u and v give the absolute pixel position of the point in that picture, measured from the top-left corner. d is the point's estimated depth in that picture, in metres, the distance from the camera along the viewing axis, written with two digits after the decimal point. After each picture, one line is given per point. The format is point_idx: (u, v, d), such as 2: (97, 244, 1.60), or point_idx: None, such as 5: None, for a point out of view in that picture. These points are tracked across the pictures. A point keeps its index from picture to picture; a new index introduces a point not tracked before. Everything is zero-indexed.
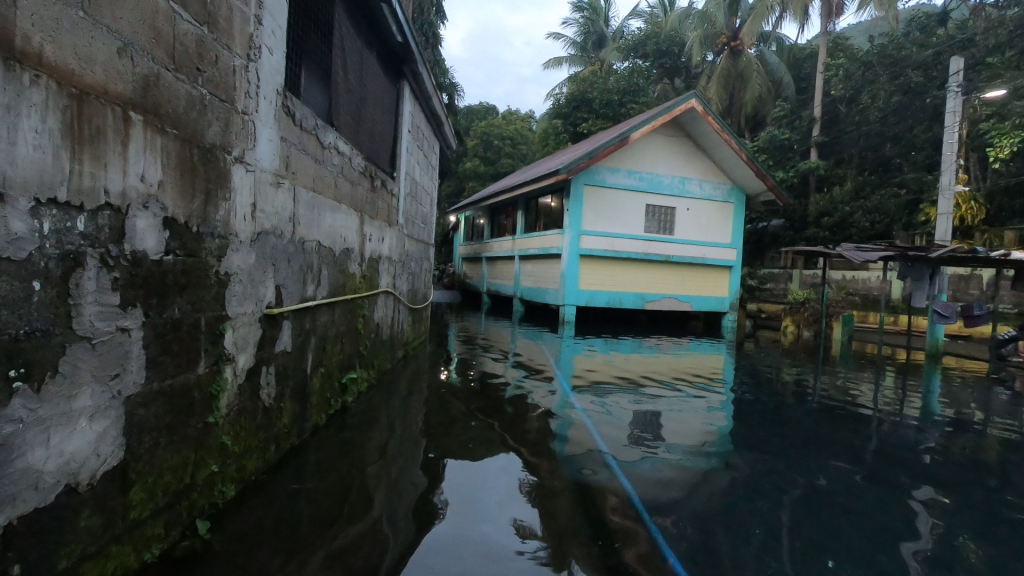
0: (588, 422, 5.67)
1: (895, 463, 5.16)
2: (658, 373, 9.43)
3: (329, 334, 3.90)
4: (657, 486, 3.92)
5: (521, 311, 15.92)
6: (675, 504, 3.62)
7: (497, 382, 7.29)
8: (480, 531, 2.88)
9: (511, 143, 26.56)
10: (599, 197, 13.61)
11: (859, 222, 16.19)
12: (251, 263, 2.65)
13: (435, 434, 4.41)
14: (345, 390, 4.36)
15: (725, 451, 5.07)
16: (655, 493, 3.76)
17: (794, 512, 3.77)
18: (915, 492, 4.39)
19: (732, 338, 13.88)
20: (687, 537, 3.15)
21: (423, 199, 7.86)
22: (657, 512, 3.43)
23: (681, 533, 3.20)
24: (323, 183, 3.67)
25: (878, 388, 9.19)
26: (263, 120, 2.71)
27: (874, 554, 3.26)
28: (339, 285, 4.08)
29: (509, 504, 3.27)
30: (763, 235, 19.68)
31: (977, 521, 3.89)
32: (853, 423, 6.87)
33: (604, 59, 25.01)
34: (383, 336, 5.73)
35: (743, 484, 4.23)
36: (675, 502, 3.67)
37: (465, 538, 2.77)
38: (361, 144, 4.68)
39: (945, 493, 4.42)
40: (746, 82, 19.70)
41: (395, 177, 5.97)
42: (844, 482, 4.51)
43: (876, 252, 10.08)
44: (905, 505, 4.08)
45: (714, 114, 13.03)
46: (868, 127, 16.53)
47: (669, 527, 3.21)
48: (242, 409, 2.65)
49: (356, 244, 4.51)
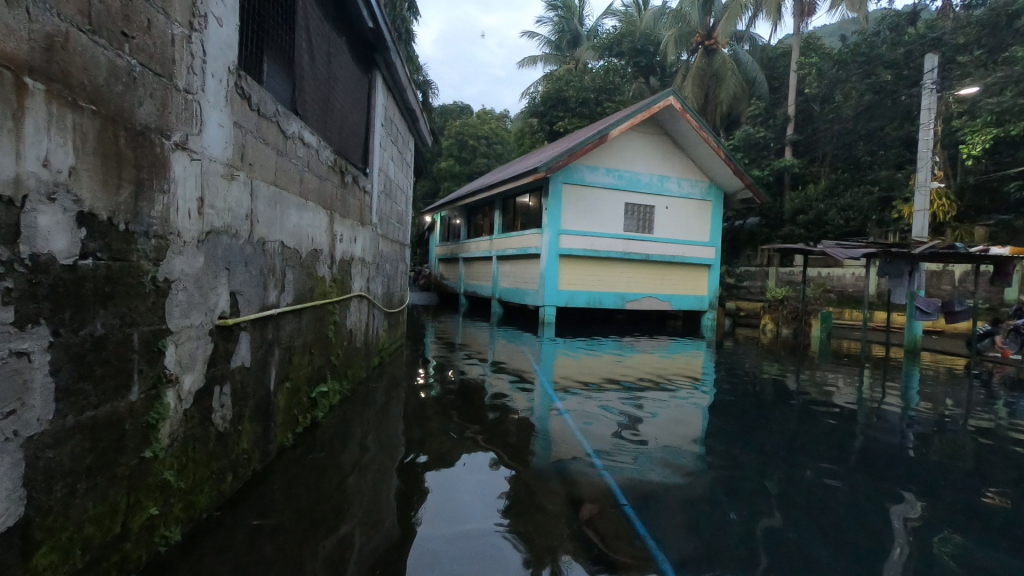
0: (574, 425, 5.38)
1: (890, 459, 5.01)
2: (640, 373, 9.23)
3: (296, 343, 3.53)
4: (651, 488, 3.65)
5: (500, 313, 15.59)
6: (673, 508, 3.36)
7: (478, 387, 6.97)
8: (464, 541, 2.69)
9: (486, 142, 26.24)
10: (578, 196, 13.38)
11: (833, 219, 16.30)
12: (199, 265, 2.29)
13: (415, 445, 4.07)
14: (315, 405, 3.98)
15: (717, 451, 4.86)
16: (649, 497, 3.50)
17: (796, 511, 3.54)
18: (912, 488, 4.24)
19: (711, 337, 13.78)
20: (690, 547, 2.90)
21: (398, 197, 7.50)
22: (653, 518, 3.18)
23: (682, 542, 2.94)
24: (286, 178, 3.30)
25: (859, 384, 9.13)
26: (212, 102, 2.34)
27: (883, 553, 3.05)
28: (306, 288, 3.71)
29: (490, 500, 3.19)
30: (739, 233, 19.73)
31: (976, 515, 3.75)
32: (838, 419, 6.76)
33: (579, 57, 24.85)
34: (356, 343, 5.35)
35: (741, 483, 4.00)
36: (672, 505, 3.41)
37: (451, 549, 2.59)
38: (330, 136, 4.30)
39: (940, 488, 4.28)
40: (721, 80, 19.75)
41: (368, 174, 5.60)
42: (841, 478, 4.33)
43: (860, 250, 10.02)
44: (903, 501, 3.92)
45: (692, 111, 12.91)
46: (841, 126, 16.66)
47: (668, 536, 2.95)
48: (190, 436, 2.28)
49: (326, 245, 4.14)
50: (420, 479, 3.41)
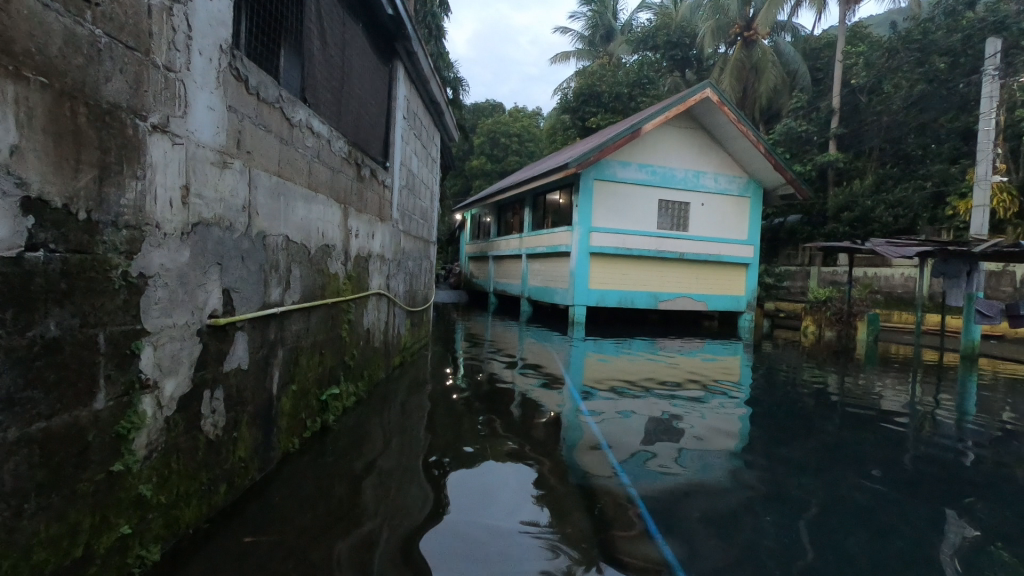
0: (600, 429, 5.08)
1: (949, 473, 4.54)
2: (674, 376, 8.83)
3: (303, 343, 3.34)
4: (680, 503, 3.34)
5: (529, 312, 15.34)
6: (702, 525, 3.05)
7: (503, 387, 6.73)
8: (494, 554, 2.53)
9: (518, 140, 26.00)
10: (609, 192, 13.00)
11: (881, 216, 15.47)
12: (183, 259, 2.10)
13: (431, 449, 3.86)
14: (326, 408, 3.79)
15: (753, 458, 4.50)
16: (676, 512, 3.20)
17: (845, 534, 3.17)
18: (974, 504, 3.83)
19: (749, 339, 13.24)
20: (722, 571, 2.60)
21: (422, 193, 7.32)
22: (683, 540, 2.87)
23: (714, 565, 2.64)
24: (292, 168, 3.10)
25: (909, 391, 8.54)
26: (199, 82, 2.16)
27: None
28: (315, 285, 3.53)
29: (518, 499, 3.16)
30: (779, 231, 18.99)
31: None
32: (887, 427, 6.27)
33: (612, 52, 24.35)
34: (375, 343, 5.17)
35: (781, 497, 3.65)
36: (703, 522, 3.11)
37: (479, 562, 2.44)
38: (345, 127, 4.12)
39: (1007, 507, 3.85)
40: (761, 72, 19.00)
41: (388, 167, 5.41)
42: (893, 492, 3.93)
43: (913, 247, 9.37)
44: (964, 518, 3.52)
45: (729, 104, 12.38)
46: (890, 118, 15.79)
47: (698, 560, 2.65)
48: (173, 446, 2.09)
49: (339, 240, 3.96)
50: (432, 487, 3.18)
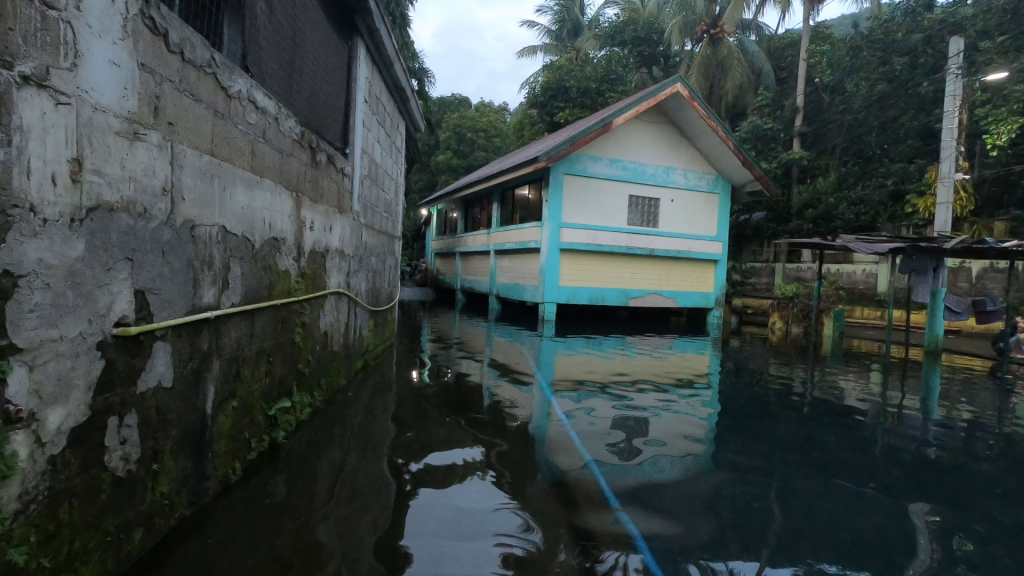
0: (578, 431, 4.71)
1: (937, 468, 4.38)
2: (647, 374, 8.60)
3: (244, 352, 2.87)
4: (673, 518, 3.02)
5: (498, 309, 14.96)
6: (698, 543, 2.74)
7: (474, 388, 6.32)
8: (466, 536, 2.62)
9: (485, 135, 25.56)
10: (580, 187, 12.72)
11: (844, 214, 15.69)
12: (77, 254, 1.64)
13: (398, 465, 3.44)
14: (275, 424, 3.32)
15: (741, 458, 4.23)
16: (668, 527, 2.88)
17: (855, 546, 2.89)
18: (965, 500, 3.66)
19: (717, 335, 13.21)
20: None
21: (385, 185, 6.83)
22: (680, 564, 2.55)
23: None
24: (229, 147, 2.63)
25: (876, 386, 8.55)
26: (97, 28, 1.70)
27: None
28: (260, 282, 3.05)
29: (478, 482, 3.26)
30: (745, 228, 19.14)
31: None
32: (862, 421, 6.17)
33: (580, 47, 24.11)
34: (334, 346, 4.70)
35: (778, 504, 3.37)
36: (700, 540, 2.79)
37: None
38: (297, 106, 3.66)
39: (1001, 502, 3.69)
40: (726, 70, 19.04)
41: (348, 155, 4.94)
42: (885, 491, 3.73)
43: (884, 244, 9.38)
44: (961, 518, 3.33)
45: (699, 99, 12.27)
46: (853, 117, 16.03)
47: None
48: (65, 490, 1.65)
49: (290, 233, 3.49)
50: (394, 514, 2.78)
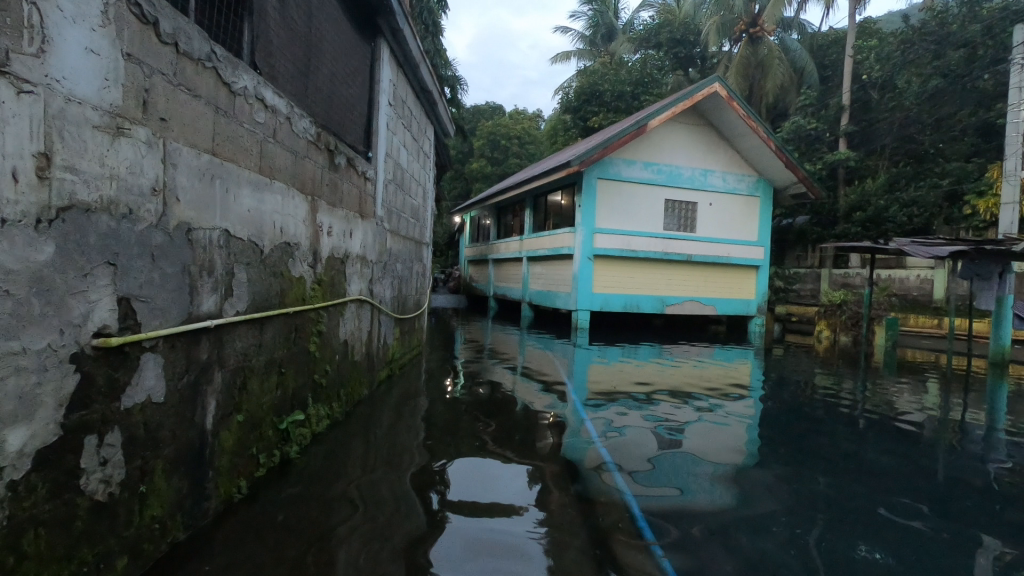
0: (612, 446, 4.41)
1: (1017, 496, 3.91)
2: (684, 384, 8.20)
3: (251, 362, 2.72)
4: (715, 556, 2.71)
5: (530, 316, 14.73)
6: None
7: (502, 396, 6.10)
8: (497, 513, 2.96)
9: (518, 142, 25.45)
10: (614, 192, 12.40)
11: (895, 216, 14.84)
12: (44, 258, 1.50)
13: (417, 484, 3.24)
14: (288, 439, 3.17)
15: (789, 482, 3.86)
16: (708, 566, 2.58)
17: None
18: None
19: (759, 344, 12.65)
20: None
21: (412, 190, 6.70)
22: None
23: None
24: (233, 146, 2.50)
25: (934, 399, 7.95)
26: (68, 10, 1.56)
27: None
28: (270, 289, 2.91)
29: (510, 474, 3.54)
30: (788, 232, 18.42)
31: None
32: (922, 437, 5.67)
33: (614, 51, 23.75)
34: (356, 355, 4.55)
35: (835, 541, 3.01)
36: None
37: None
38: (314, 108, 3.53)
39: None
40: (767, 70, 18.40)
41: (370, 159, 4.81)
42: (956, 525, 3.33)
43: (944, 247, 8.74)
44: None
45: (738, 99, 11.82)
46: (904, 114, 15.20)
47: None
48: (29, 518, 1.50)
49: (304, 238, 3.35)
50: (408, 542, 2.57)
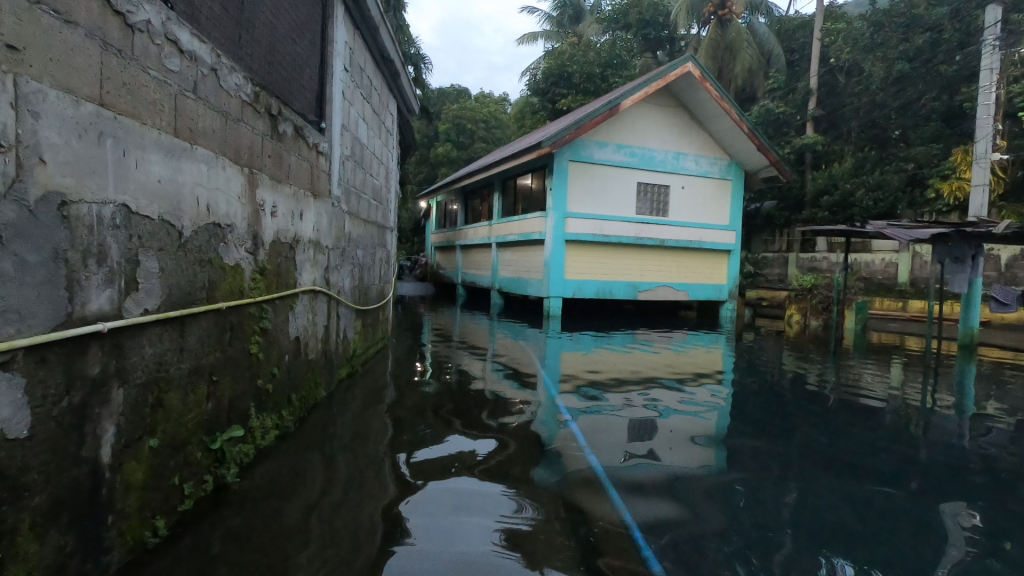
0: (595, 438, 3.96)
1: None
2: (662, 370, 7.88)
3: (167, 372, 2.17)
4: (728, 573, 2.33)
5: (500, 304, 14.29)
6: None
7: (475, 388, 5.65)
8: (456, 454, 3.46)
9: (485, 126, 24.79)
10: (586, 174, 11.99)
11: (861, 200, 14.89)
12: None
13: (384, 504, 2.76)
14: (222, 461, 2.63)
15: (796, 473, 3.52)
16: None
17: None
18: None
19: (731, 329, 12.53)
20: None
21: (373, 169, 6.12)
22: None
23: None
24: (134, 96, 1.94)
25: (908, 380, 7.88)
26: None
27: None
28: (192, 280, 2.35)
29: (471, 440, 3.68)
30: (755, 217, 18.44)
31: None
32: (909, 416, 5.47)
33: (582, 33, 23.22)
34: (310, 353, 4.01)
35: (854, 540, 2.69)
36: None
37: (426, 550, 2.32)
38: (250, 63, 2.96)
39: None
40: (735, 53, 18.19)
41: (324, 130, 4.23)
42: (968, 512, 3.06)
43: (924, 230, 8.62)
44: None
45: (712, 79, 11.53)
46: (870, 99, 15.22)
47: None
48: None
49: (239, 218, 2.78)
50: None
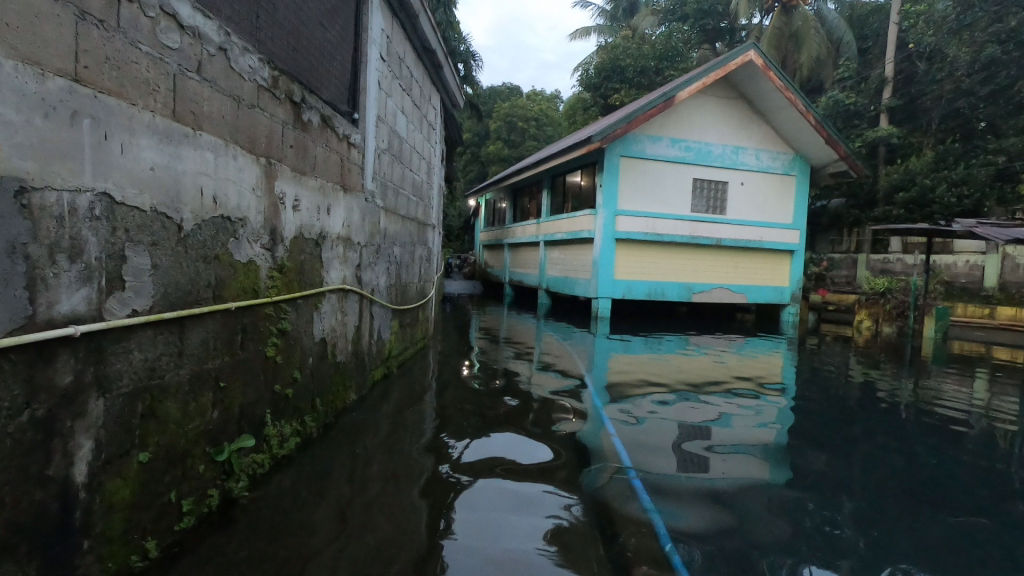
0: (643, 454, 3.55)
1: None
2: (720, 377, 7.33)
3: (163, 379, 1.98)
4: None
5: (547, 304, 13.97)
6: None
7: (517, 388, 5.36)
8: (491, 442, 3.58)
9: (536, 124, 24.49)
10: (638, 170, 11.48)
11: (942, 197, 13.67)
12: None
13: (405, 525, 2.50)
14: (230, 471, 2.45)
15: (876, 506, 3.02)
16: None
17: None
18: None
19: (793, 334, 11.75)
20: None
21: (413, 164, 5.92)
22: None
23: None
24: (119, 74, 1.74)
25: (999, 394, 7.06)
26: None
27: None
28: (195, 278, 2.15)
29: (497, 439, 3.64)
30: (821, 215, 17.35)
31: None
32: (1006, 438, 4.74)
33: (636, 26, 22.47)
34: (339, 354, 3.82)
35: None
36: None
37: (495, 483, 2.97)
38: (267, 46, 2.75)
39: None
40: (801, 42, 17.09)
41: (356, 121, 4.02)
42: None
43: (1022, 230, 7.71)
44: None
45: (775, 68, 10.78)
46: (954, 86, 13.90)
47: None
48: None
49: (253, 212, 2.58)
50: None
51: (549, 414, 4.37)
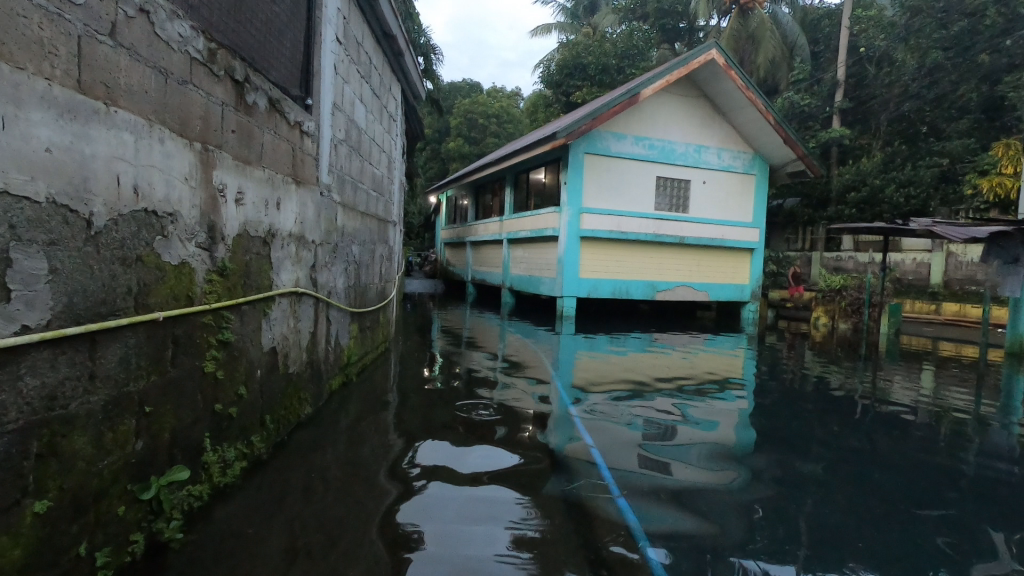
0: (620, 458, 3.33)
1: None
2: (688, 375, 7.24)
3: (68, 409, 1.62)
4: None
5: (511, 303, 13.71)
6: None
7: (483, 390, 5.07)
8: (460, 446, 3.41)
9: (496, 121, 24.18)
10: (602, 167, 11.35)
11: (891, 197, 13.97)
12: None
13: (365, 557, 2.19)
14: (159, 509, 2.09)
15: (863, 507, 2.88)
16: None
17: None
18: None
19: (753, 331, 11.89)
20: None
21: (372, 156, 5.53)
22: None
23: None
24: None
25: (954, 387, 7.19)
26: None
27: None
28: (110, 284, 1.79)
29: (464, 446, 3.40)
30: (777, 214, 17.71)
31: None
32: (968, 430, 4.76)
33: (597, 24, 22.41)
34: (290, 364, 3.44)
35: None
36: None
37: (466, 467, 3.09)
38: (201, 16, 2.38)
39: None
40: (758, 44, 17.35)
41: (309, 107, 3.66)
42: None
43: (977, 228, 7.79)
44: None
45: (737, 67, 10.82)
46: (902, 89, 14.32)
47: None
48: None
49: (187, 205, 2.22)
50: None
51: (517, 417, 4.12)
